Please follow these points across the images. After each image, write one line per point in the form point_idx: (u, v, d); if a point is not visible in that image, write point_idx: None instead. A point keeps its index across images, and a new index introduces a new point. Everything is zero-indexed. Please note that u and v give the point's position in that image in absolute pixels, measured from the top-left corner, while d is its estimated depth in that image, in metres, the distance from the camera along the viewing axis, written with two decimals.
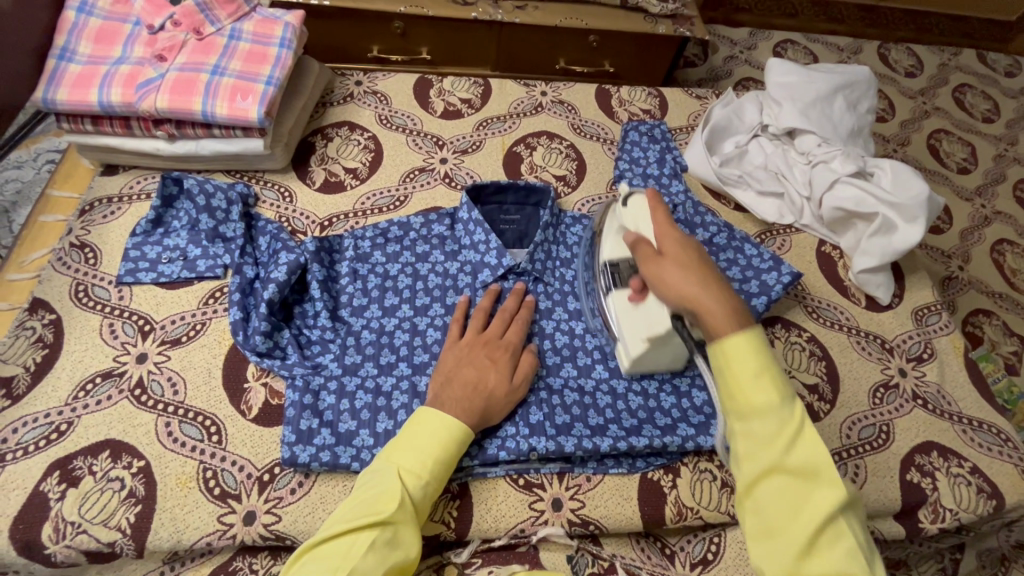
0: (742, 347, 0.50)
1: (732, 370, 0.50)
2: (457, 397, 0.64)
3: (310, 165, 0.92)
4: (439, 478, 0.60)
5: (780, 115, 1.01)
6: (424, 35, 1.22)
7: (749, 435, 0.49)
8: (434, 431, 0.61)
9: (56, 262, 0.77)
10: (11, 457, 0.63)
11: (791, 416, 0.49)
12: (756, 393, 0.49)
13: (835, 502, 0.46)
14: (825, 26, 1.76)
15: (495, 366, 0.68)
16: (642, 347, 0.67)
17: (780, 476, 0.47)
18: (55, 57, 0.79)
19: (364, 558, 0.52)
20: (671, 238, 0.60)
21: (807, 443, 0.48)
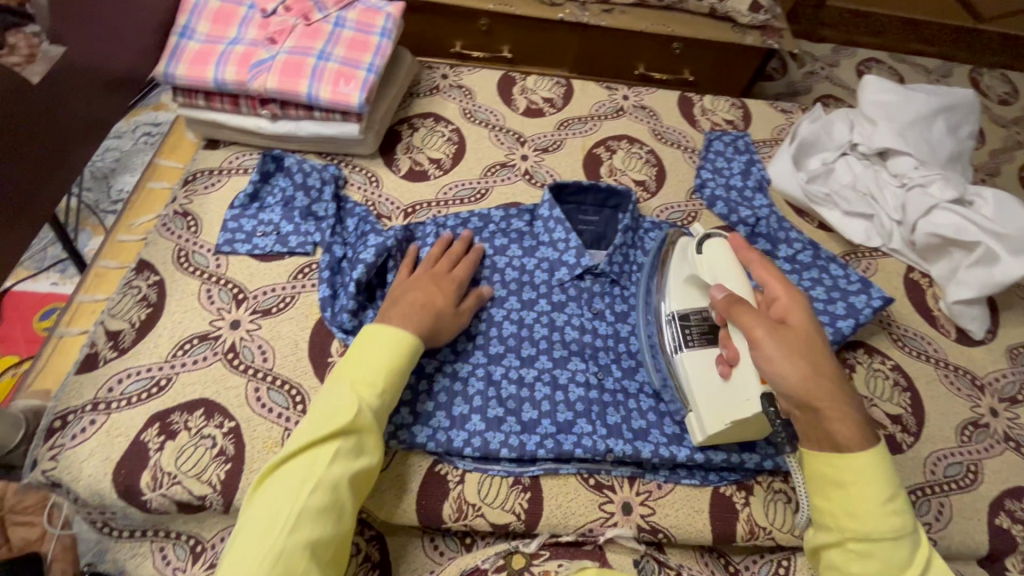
0: (870, 471, 0.56)
1: (860, 493, 0.56)
2: (406, 312, 0.67)
3: (396, 153, 0.95)
4: (394, 389, 0.62)
5: (873, 134, 0.97)
6: (509, 33, 1.23)
7: (874, 559, 0.55)
8: (383, 344, 0.62)
9: (162, 227, 0.82)
10: (116, 406, 0.67)
11: (914, 545, 0.55)
12: (885, 521, 0.55)
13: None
14: (913, 47, 1.69)
15: (444, 288, 0.72)
16: (724, 428, 0.64)
17: None
18: (177, 34, 0.83)
19: (331, 467, 0.55)
20: (796, 318, 0.61)
21: (930, 573, 0.55)
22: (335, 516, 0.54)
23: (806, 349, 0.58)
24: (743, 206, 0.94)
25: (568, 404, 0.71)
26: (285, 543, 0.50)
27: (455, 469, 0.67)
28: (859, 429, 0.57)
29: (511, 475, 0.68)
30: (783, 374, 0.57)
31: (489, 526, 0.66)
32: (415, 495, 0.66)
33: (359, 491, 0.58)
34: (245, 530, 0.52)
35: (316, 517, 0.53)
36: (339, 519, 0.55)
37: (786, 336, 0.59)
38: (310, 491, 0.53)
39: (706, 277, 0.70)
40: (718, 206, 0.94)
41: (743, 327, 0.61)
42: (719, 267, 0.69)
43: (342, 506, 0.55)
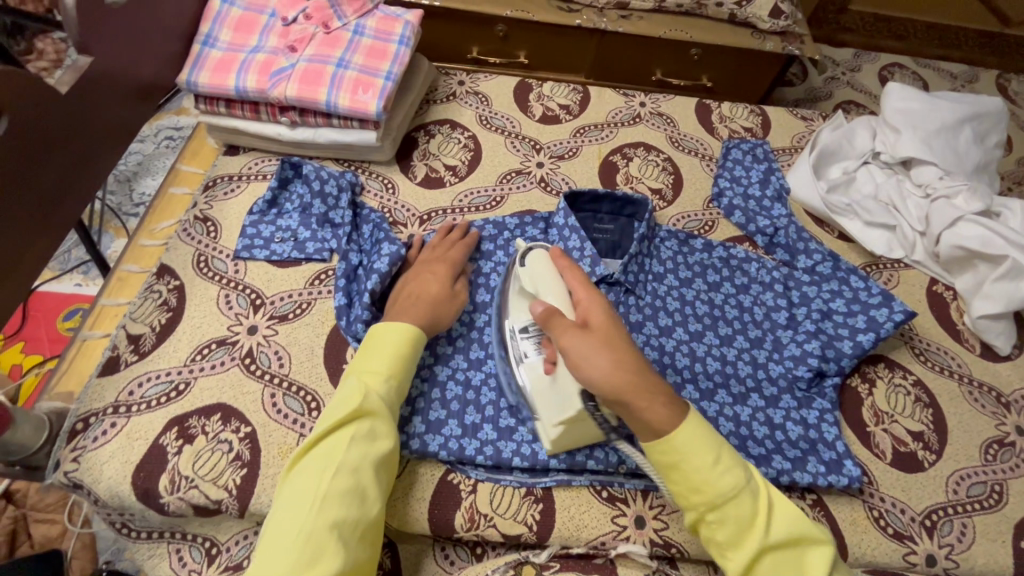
0: (692, 440, 0.54)
1: (693, 462, 0.54)
2: (405, 307, 0.69)
3: (413, 160, 0.95)
4: (402, 378, 0.64)
5: (897, 143, 0.96)
6: (526, 39, 1.23)
7: (727, 527, 0.54)
8: (387, 335, 0.64)
9: (183, 233, 0.83)
10: (136, 409, 0.68)
11: (755, 494, 0.54)
12: (718, 482, 0.53)
13: (828, 560, 0.53)
14: (938, 51, 1.65)
15: (435, 272, 0.74)
16: (558, 430, 0.62)
17: (769, 555, 0.53)
18: (199, 43, 0.84)
19: (349, 451, 0.55)
20: (597, 313, 0.58)
21: (779, 513, 0.54)
22: (359, 498, 0.54)
23: (605, 342, 0.55)
24: (761, 215, 0.93)
25: None
26: (310, 524, 0.50)
27: (468, 478, 0.67)
28: (672, 407, 0.54)
29: (523, 485, 0.67)
30: (589, 373, 0.54)
31: (501, 536, 0.65)
32: (428, 504, 0.66)
33: (381, 476, 0.58)
34: (274, 520, 0.52)
35: (340, 499, 0.53)
36: (364, 501, 0.55)
37: (588, 335, 0.56)
38: (332, 473, 0.53)
39: (529, 287, 0.67)
40: (736, 215, 0.93)
41: (551, 332, 0.58)
42: (539, 274, 0.65)
43: (366, 488, 0.55)
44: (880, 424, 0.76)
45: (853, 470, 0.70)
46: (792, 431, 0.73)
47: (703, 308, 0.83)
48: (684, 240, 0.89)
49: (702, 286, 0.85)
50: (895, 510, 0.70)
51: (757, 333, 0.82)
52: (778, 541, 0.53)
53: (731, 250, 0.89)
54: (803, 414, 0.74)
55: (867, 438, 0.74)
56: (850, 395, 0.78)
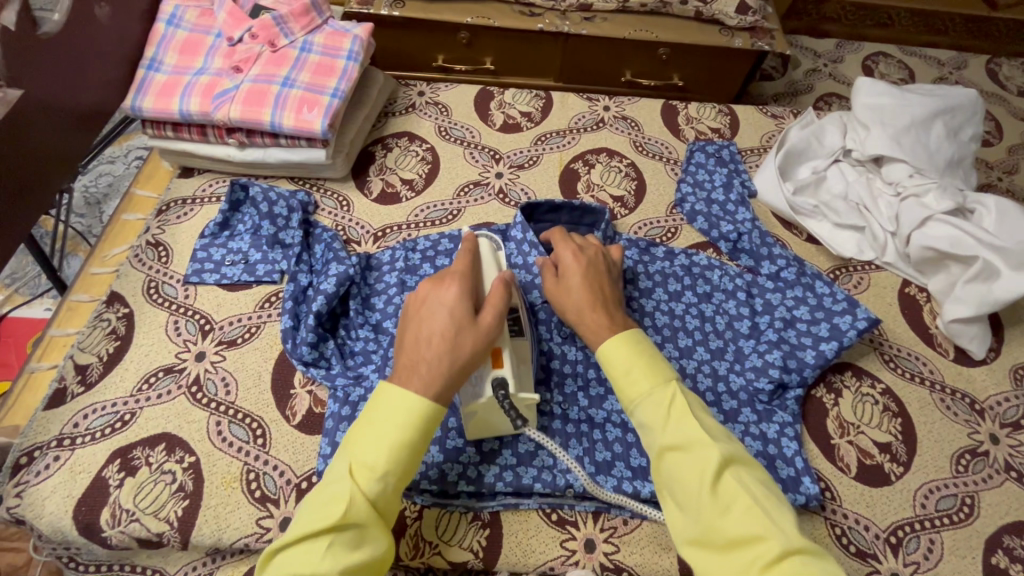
0: (611, 349, 0.59)
1: (612, 367, 0.58)
2: (415, 360, 0.57)
3: (369, 175, 0.94)
4: (402, 470, 0.54)
5: (867, 140, 0.93)
6: (490, 45, 1.21)
7: (638, 423, 0.56)
8: (393, 414, 0.54)
9: (134, 258, 0.83)
10: (81, 441, 0.68)
11: (664, 397, 0.55)
12: (631, 380, 0.57)
13: (717, 458, 0.50)
14: (925, 38, 1.61)
15: (446, 304, 0.60)
16: (469, 415, 0.63)
17: (670, 455, 0.52)
18: (144, 67, 0.84)
19: (321, 565, 0.48)
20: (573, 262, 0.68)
21: (681, 408, 0.54)
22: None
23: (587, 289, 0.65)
24: (725, 220, 0.90)
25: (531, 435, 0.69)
26: None
27: (413, 504, 0.66)
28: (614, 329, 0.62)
29: (471, 510, 0.66)
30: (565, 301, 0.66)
31: (447, 564, 0.64)
32: None
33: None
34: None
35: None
36: None
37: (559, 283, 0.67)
38: None
39: None
40: (699, 221, 0.91)
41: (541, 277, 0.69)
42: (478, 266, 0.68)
43: None
44: (845, 436, 0.73)
45: (811, 487, 0.67)
46: (751, 446, 0.70)
47: (663, 319, 0.80)
48: (644, 248, 0.87)
49: (662, 296, 0.83)
50: (858, 527, 0.67)
51: (718, 343, 0.79)
52: (675, 434, 0.53)
53: (693, 258, 0.86)
54: (762, 428, 0.72)
55: (831, 452, 0.72)
56: (813, 406, 0.75)
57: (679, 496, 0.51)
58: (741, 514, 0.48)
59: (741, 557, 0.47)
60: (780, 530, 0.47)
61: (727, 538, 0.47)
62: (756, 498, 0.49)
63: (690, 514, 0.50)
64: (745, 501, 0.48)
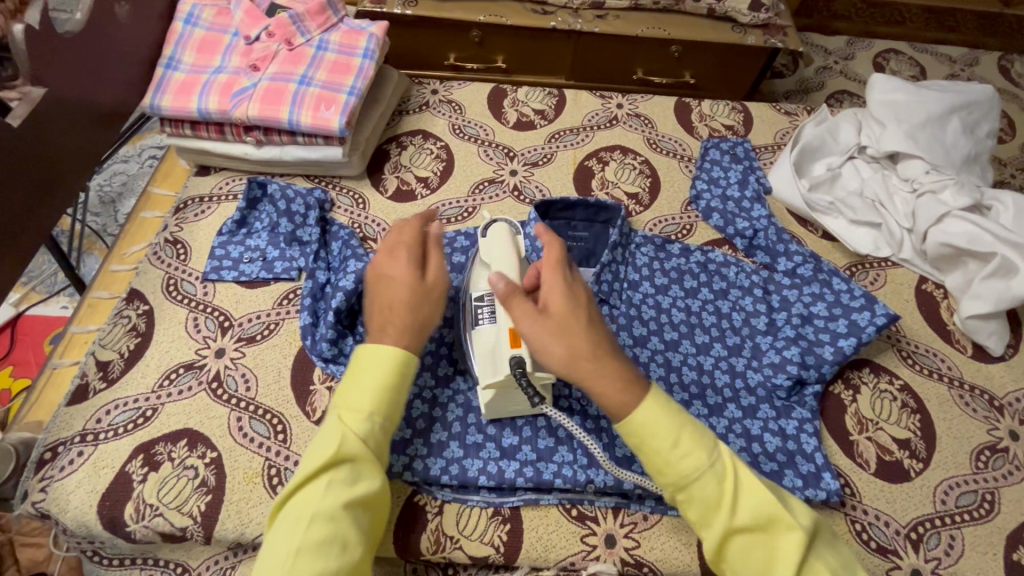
0: (652, 420, 0.55)
1: (658, 445, 0.55)
2: (381, 325, 0.63)
3: (384, 173, 0.94)
4: (387, 413, 0.60)
5: (882, 137, 0.92)
6: (502, 43, 1.21)
7: (694, 505, 0.54)
8: (371, 364, 0.60)
9: (153, 256, 0.83)
10: (104, 437, 0.68)
11: (721, 473, 0.54)
12: (683, 464, 0.54)
13: (798, 536, 0.52)
14: (936, 35, 1.60)
15: (401, 273, 0.65)
16: (490, 393, 0.64)
17: (740, 537, 0.53)
18: (163, 66, 0.84)
19: (323, 500, 0.53)
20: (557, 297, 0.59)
21: (749, 495, 0.53)
22: (338, 547, 0.52)
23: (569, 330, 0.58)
24: (740, 217, 0.90)
25: (550, 430, 0.69)
26: None
27: (434, 499, 0.66)
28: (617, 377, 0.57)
29: (491, 506, 0.66)
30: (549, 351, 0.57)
31: (468, 559, 0.64)
32: (392, 527, 0.65)
33: (367, 521, 0.55)
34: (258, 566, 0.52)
35: (316, 552, 0.51)
36: (344, 550, 0.52)
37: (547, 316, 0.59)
38: (307, 524, 0.51)
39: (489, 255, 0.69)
40: (714, 217, 0.91)
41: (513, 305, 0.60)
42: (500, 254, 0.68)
43: (345, 536, 0.53)
44: (864, 433, 0.73)
45: (832, 483, 0.67)
46: (770, 442, 0.70)
47: (679, 316, 0.81)
48: (660, 246, 0.87)
49: (678, 293, 0.83)
50: (878, 523, 0.67)
51: (735, 340, 0.79)
52: (746, 522, 0.53)
53: (709, 254, 0.86)
54: (781, 424, 0.72)
55: (850, 448, 0.72)
56: (832, 403, 0.75)
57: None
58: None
59: None
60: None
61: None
62: (831, 569, 0.52)
63: None
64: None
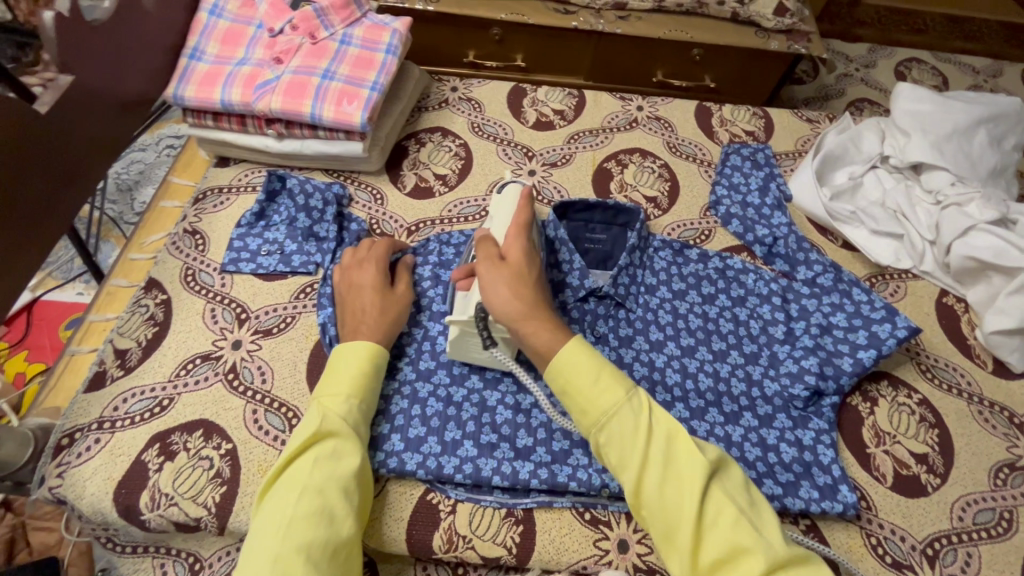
0: (573, 359, 0.57)
1: (578, 381, 0.57)
2: (355, 326, 0.71)
3: (402, 169, 0.94)
4: (365, 398, 0.66)
5: (906, 147, 0.92)
6: (522, 42, 1.21)
7: (611, 444, 0.54)
8: (347, 359, 0.67)
9: (171, 246, 0.83)
10: (120, 424, 0.69)
11: (636, 410, 0.55)
12: (600, 400, 0.55)
13: (705, 468, 0.51)
14: (960, 44, 1.60)
15: (368, 283, 0.74)
16: (451, 330, 0.66)
17: (650, 472, 0.52)
18: (186, 56, 0.84)
19: (311, 473, 0.58)
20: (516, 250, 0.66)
21: (661, 429, 0.54)
22: (328, 518, 0.56)
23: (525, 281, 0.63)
24: (760, 224, 0.90)
25: (565, 432, 0.69)
26: (278, 546, 0.52)
27: (447, 498, 0.66)
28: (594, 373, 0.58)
29: (504, 506, 0.66)
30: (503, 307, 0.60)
31: (481, 559, 0.64)
32: (405, 524, 0.65)
33: (356, 494, 0.60)
34: (247, 546, 0.54)
35: (309, 520, 0.55)
36: (333, 520, 0.56)
37: (504, 268, 0.64)
38: (297, 495, 0.56)
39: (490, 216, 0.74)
40: (734, 224, 0.90)
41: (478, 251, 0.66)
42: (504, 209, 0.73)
43: (334, 507, 0.57)
44: (881, 446, 0.72)
45: (849, 496, 0.67)
46: (786, 452, 0.70)
47: (696, 322, 0.80)
48: (678, 250, 0.86)
49: (695, 298, 0.82)
50: (894, 537, 0.66)
51: (752, 347, 0.79)
52: (655, 455, 0.52)
53: (727, 261, 0.86)
54: (798, 435, 0.71)
55: (867, 461, 0.71)
56: (848, 414, 0.74)
57: (665, 516, 0.51)
58: (728, 528, 0.48)
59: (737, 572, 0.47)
60: (765, 540, 0.47)
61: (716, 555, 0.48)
62: (739, 506, 0.50)
63: (678, 534, 0.50)
64: (732, 512, 0.49)
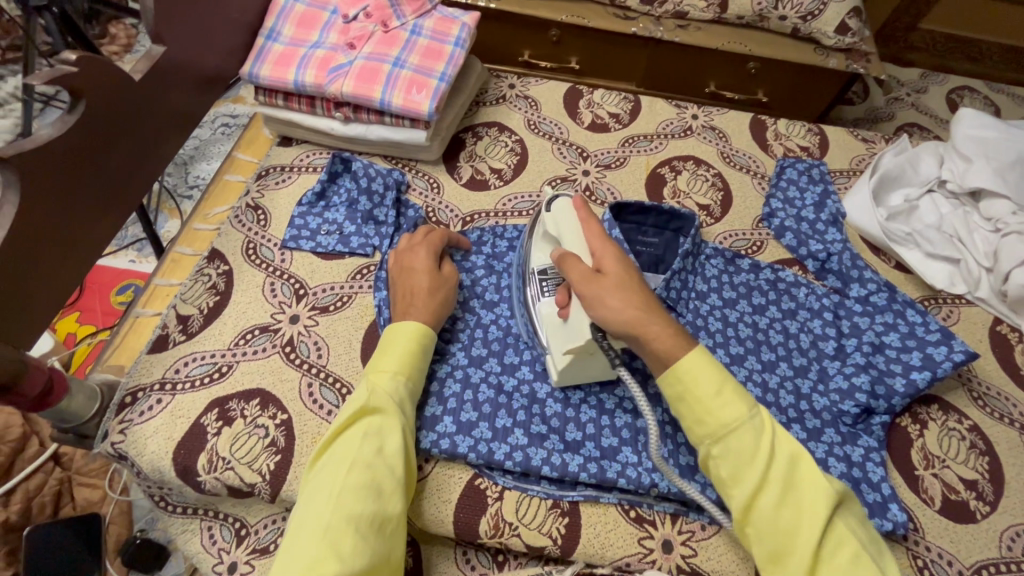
0: (698, 370, 0.57)
1: (699, 391, 0.56)
2: (405, 308, 0.70)
3: (459, 161, 0.95)
4: (412, 377, 0.66)
5: (967, 173, 0.91)
6: (579, 44, 1.22)
7: (727, 458, 0.55)
8: (395, 338, 0.67)
9: (234, 219, 0.85)
10: (182, 387, 0.70)
11: (758, 428, 0.55)
12: (721, 412, 0.55)
13: (829, 500, 0.52)
14: (1012, 76, 1.62)
15: (418, 267, 0.74)
16: (567, 359, 0.66)
17: (768, 494, 0.53)
18: (264, 37, 0.87)
19: (359, 447, 0.58)
20: (611, 259, 0.63)
21: (783, 454, 0.54)
22: (375, 493, 0.56)
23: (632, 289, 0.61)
24: (814, 239, 0.90)
25: (614, 429, 0.70)
26: (328, 516, 0.53)
27: (495, 484, 0.67)
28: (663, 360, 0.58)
29: (550, 497, 0.67)
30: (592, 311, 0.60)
31: (525, 547, 0.65)
32: (453, 506, 0.66)
33: (403, 473, 0.59)
34: (298, 515, 0.54)
35: (356, 493, 0.55)
36: (381, 496, 0.56)
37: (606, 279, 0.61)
38: (347, 469, 0.56)
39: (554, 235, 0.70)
40: (787, 237, 0.90)
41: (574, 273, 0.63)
42: (565, 223, 0.69)
43: (381, 483, 0.57)
44: (930, 469, 0.72)
45: (899, 515, 0.66)
46: (835, 467, 0.69)
47: (746, 331, 0.80)
48: (730, 259, 0.86)
49: (746, 308, 0.82)
50: (941, 561, 0.66)
51: (802, 360, 0.78)
52: (776, 478, 0.53)
53: (779, 273, 0.85)
54: (846, 450, 0.71)
55: (915, 482, 0.71)
56: (898, 435, 0.74)
57: (779, 539, 0.52)
58: (849, 560, 0.50)
59: None
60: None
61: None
62: (860, 541, 0.51)
63: (790, 561, 0.51)
64: (852, 544, 0.51)
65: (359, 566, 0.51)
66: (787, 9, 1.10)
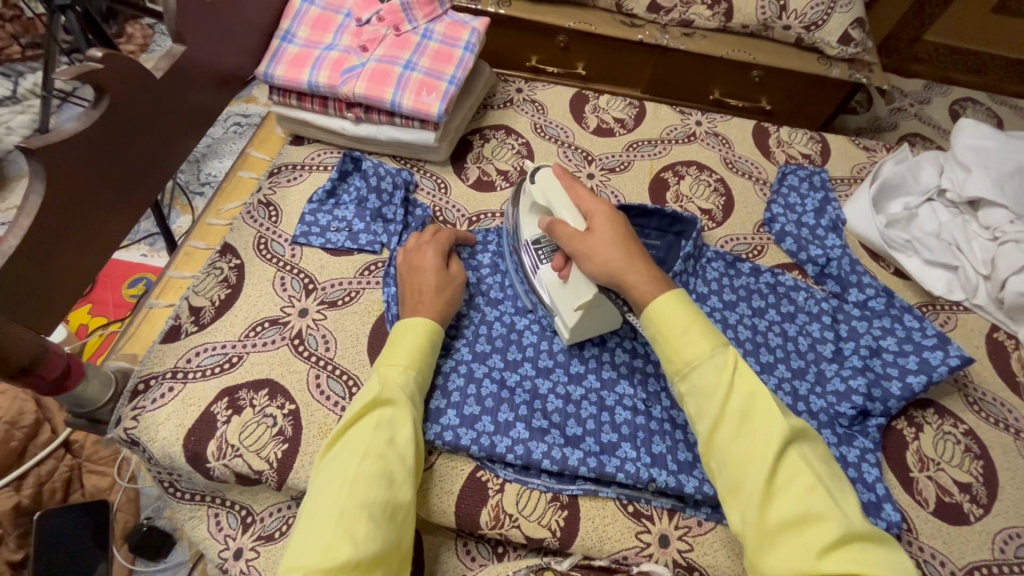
0: (668, 308, 0.59)
1: (669, 330, 0.59)
2: (414, 305, 0.72)
3: (467, 163, 0.97)
4: (421, 372, 0.67)
5: (965, 182, 0.93)
6: (586, 50, 1.25)
7: (693, 391, 0.57)
8: (405, 334, 0.68)
9: (246, 215, 0.87)
10: (193, 375, 0.72)
11: (723, 364, 0.56)
12: (686, 348, 0.58)
13: (783, 433, 0.52)
14: (1014, 88, 1.64)
15: (427, 265, 0.75)
16: (577, 315, 0.69)
17: (728, 424, 0.54)
18: (279, 38, 0.90)
19: (371, 437, 0.59)
20: (599, 214, 0.68)
21: (744, 389, 0.55)
22: (386, 482, 0.57)
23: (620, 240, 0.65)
24: (814, 244, 0.91)
25: (614, 426, 0.71)
26: (341, 503, 0.54)
27: (496, 477, 0.69)
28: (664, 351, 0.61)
29: (550, 490, 0.68)
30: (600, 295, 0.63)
31: (525, 538, 0.66)
32: (455, 497, 0.67)
33: (413, 462, 0.61)
34: (310, 502, 0.56)
35: (369, 481, 0.56)
36: (391, 485, 0.58)
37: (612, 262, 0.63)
38: (360, 458, 0.57)
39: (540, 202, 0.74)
40: (787, 242, 0.92)
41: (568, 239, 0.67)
42: (550, 188, 0.73)
43: (392, 473, 0.58)
44: (925, 471, 0.73)
45: (892, 515, 0.67)
46: None
47: (746, 333, 0.81)
48: (731, 262, 0.88)
49: (746, 310, 0.84)
50: (933, 561, 0.67)
51: (800, 363, 0.80)
52: (734, 409, 0.54)
53: (779, 277, 0.87)
54: (842, 451, 0.72)
55: (910, 484, 0.72)
56: (894, 437, 0.75)
57: (736, 470, 0.53)
58: (803, 492, 0.50)
59: (800, 535, 0.49)
60: (838, 509, 0.49)
61: (783, 516, 0.50)
62: (817, 474, 0.52)
63: (744, 490, 0.52)
64: (807, 477, 0.51)
65: (372, 551, 0.53)
66: (791, 19, 1.12)
